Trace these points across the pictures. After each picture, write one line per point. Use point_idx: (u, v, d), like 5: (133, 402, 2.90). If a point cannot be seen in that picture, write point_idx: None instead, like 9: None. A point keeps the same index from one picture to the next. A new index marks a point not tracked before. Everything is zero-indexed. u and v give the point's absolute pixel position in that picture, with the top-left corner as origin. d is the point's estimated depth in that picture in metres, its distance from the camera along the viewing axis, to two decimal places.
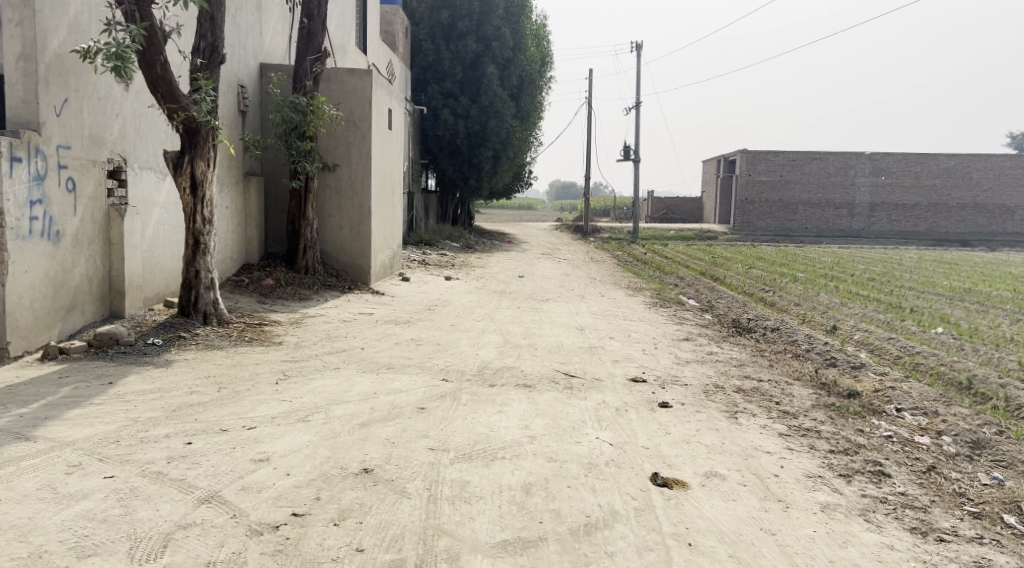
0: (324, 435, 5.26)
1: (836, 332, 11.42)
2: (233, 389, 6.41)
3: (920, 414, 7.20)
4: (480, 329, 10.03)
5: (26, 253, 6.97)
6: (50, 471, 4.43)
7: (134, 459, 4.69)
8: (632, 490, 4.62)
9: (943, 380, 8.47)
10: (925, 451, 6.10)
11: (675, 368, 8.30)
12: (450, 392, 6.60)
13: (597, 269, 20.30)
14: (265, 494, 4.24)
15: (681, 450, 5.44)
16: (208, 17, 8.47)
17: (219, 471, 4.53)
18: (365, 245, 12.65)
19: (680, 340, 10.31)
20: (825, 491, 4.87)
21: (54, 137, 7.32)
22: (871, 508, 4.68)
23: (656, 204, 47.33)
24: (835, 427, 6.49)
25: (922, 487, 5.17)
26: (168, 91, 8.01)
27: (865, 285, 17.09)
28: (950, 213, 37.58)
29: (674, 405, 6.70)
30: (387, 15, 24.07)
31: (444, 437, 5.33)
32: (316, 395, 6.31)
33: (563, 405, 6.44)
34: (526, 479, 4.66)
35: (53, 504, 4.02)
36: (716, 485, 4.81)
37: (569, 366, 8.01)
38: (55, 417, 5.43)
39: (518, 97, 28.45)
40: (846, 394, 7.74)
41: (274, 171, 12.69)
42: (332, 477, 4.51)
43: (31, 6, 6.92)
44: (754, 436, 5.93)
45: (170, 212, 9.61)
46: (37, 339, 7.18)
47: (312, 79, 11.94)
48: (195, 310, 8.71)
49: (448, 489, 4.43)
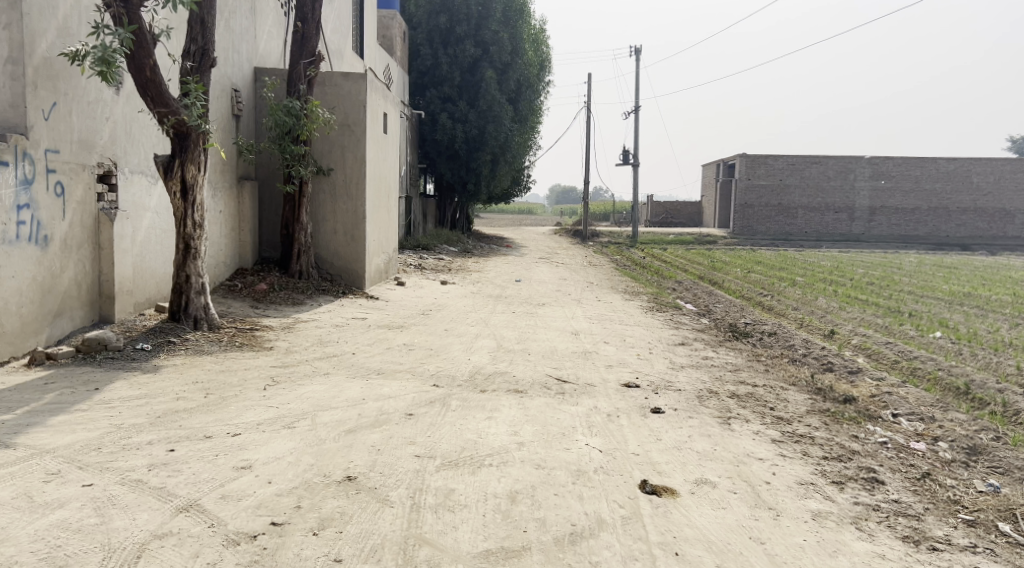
0: (309, 442, 5.19)
1: (834, 336, 11.35)
2: (220, 395, 6.33)
3: (916, 420, 7.12)
4: (473, 333, 9.95)
5: (12, 257, 6.90)
6: (27, 480, 4.36)
7: (114, 467, 4.61)
8: (620, 499, 4.54)
9: (941, 386, 8.39)
10: (921, 458, 6.02)
11: (670, 373, 8.22)
12: (439, 398, 6.53)
13: (595, 273, 20.25)
14: (245, 503, 4.16)
15: (671, 457, 5.36)
16: (198, 19, 8.41)
17: (200, 479, 4.45)
18: (360, 250, 12.58)
19: (676, 344, 10.22)
20: (816, 499, 4.79)
21: (43, 140, 7.27)
22: (863, 517, 4.59)
23: (656, 208, 47.23)
24: (830, 433, 6.42)
25: (916, 495, 5.09)
26: (157, 94, 7.96)
27: (864, 289, 17.03)
28: (950, 217, 37.53)
29: (666, 411, 6.61)
30: (384, 20, 24.04)
31: (431, 443, 5.26)
32: (303, 401, 6.23)
33: (553, 411, 6.36)
34: (512, 487, 4.58)
35: (27, 514, 3.94)
36: (705, 493, 4.73)
37: (562, 371, 7.93)
38: (37, 424, 5.35)
39: (516, 101, 28.41)
40: (842, 399, 7.66)
41: (268, 175, 12.64)
42: (314, 485, 4.44)
43: (18, 8, 6.87)
44: (747, 442, 5.85)
45: (161, 216, 9.55)
46: (24, 345, 7.12)
47: (306, 83, 11.88)
48: (186, 315, 8.63)
49: (432, 498, 4.36)
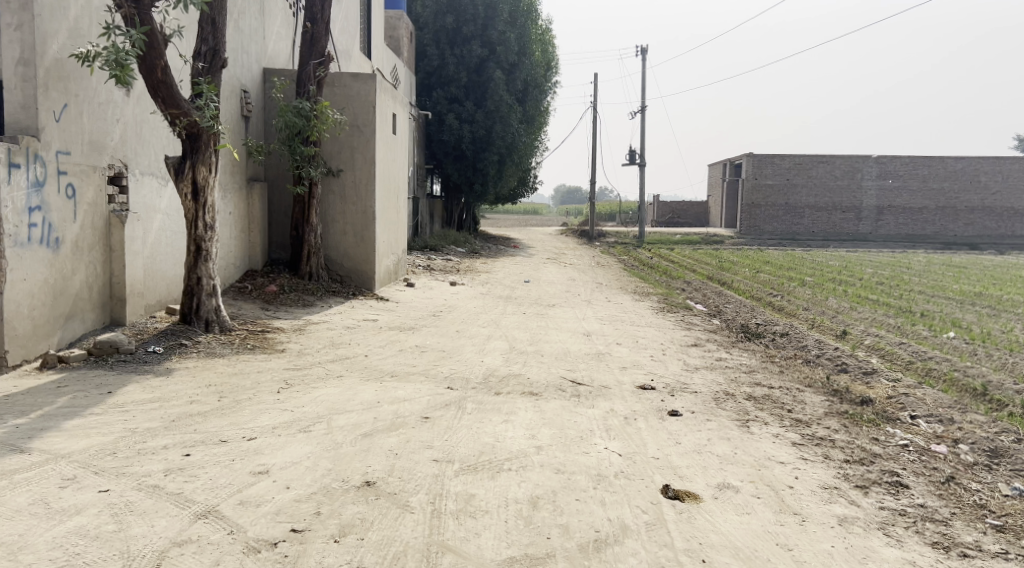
0: (326, 446, 5.13)
1: (846, 337, 11.24)
2: (233, 399, 6.28)
3: (935, 421, 7.03)
4: (485, 335, 9.88)
5: (24, 260, 6.87)
6: (43, 485, 4.31)
7: (130, 472, 4.56)
8: (643, 504, 4.47)
9: (958, 386, 8.29)
10: (943, 461, 5.93)
11: (684, 375, 8.14)
12: (454, 401, 6.46)
13: (604, 274, 20.16)
14: (264, 509, 4.11)
15: (692, 461, 5.28)
16: (210, 21, 8.37)
17: (217, 485, 4.39)
18: (369, 251, 12.53)
19: (689, 346, 10.13)
20: (841, 504, 4.71)
21: (54, 142, 7.23)
22: (890, 522, 4.52)
23: (662, 208, 47.00)
24: (850, 436, 6.34)
25: (941, 499, 5.01)
26: (169, 95, 7.92)
27: (873, 289, 16.90)
28: (958, 216, 37.33)
29: (684, 413, 6.54)
30: (391, 20, 24.00)
31: (448, 448, 5.20)
32: (318, 404, 6.17)
33: (569, 414, 6.29)
34: (533, 492, 4.52)
35: (44, 521, 3.89)
36: (729, 497, 4.66)
37: (576, 373, 7.86)
38: (51, 429, 5.31)
39: (522, 101, 28.33)
40: (859, 401, 7.58)
41: (277, 177, 12.60)
42: (333, 490, 4.38)
43: (29, 10, 6.84)
44: (767, 446, 5.78)
45: (171, 218, 9.52)
46: (36, 348, 7.08)
47: (316, 84, 11.82)
48: (197, 317, 8.59)
49: (453, 503, 4.30)
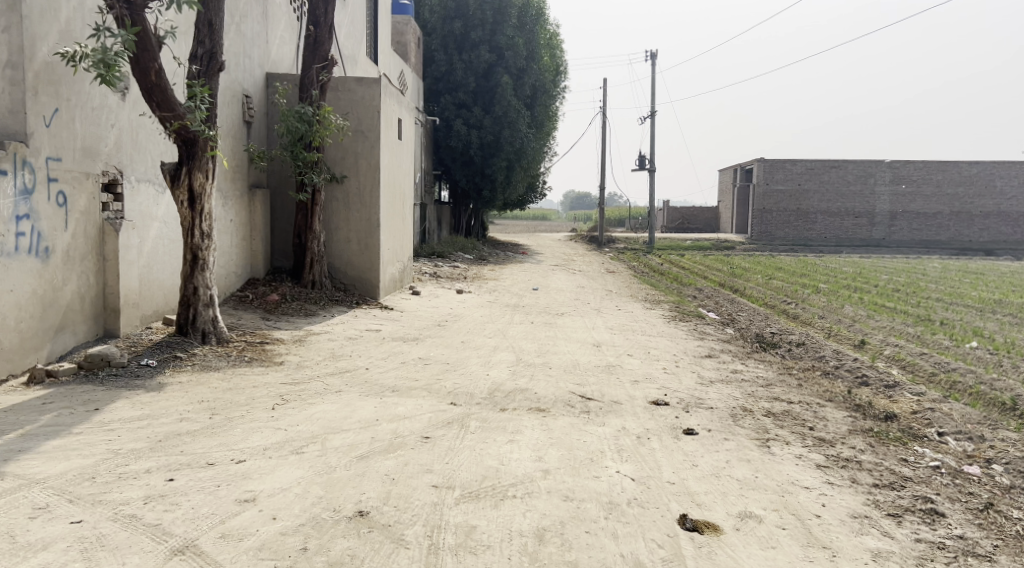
0: (318, 470, 4.81)
1: (864, 347, 10.84)
2: (225, 416, 5.96)
3: (965, 439, 6.63)
4: (491, 346, 9.54)
5: (11, 271, 6.58)
6: (11, 516, 4.00)
7: (107, 500, 4.24)
8: (658, 537, 4.13)
9: (985, 401, 7.88)
10: (977, 485, 5.54)
11: (699, 389, 7.76)
12: (456, 419, 6.12)
13: (614, 280, 19.82)
14: (246, 544, 3.80)
15: (710, 486, 4.93)
16: (206, 22, 8.10)
17: (198, 515, 4.07)
18: (374, 258, 12.21)
19: (703, 357, 9.76)
20: (874, 536, 4.36)
21: (43, 148, 6.96)
22: (929, 557, 4.17)
23: (671, 213, 46.75)
24: (876, 456, 5.95)
25: (981, 529, 4.64)
26: (163, 99, 7.65)
27: (890, 296, 16.51)
28: (973, 221, 36.80)
29: (699, 432, 6.17)
30: (399, 25, 23.78)
31: (449, 472, 4.86)
32: (313, 423, 5.85)
33: (579, 433, 5.95)
34: (539, 523, 4.18)
35: (6, 558, 3.59)
36: (751, 529, 4.31)
37: (585, 388, 7.49)
38: (29, 450, 5.00)
39: (531, 106, 27.92)
40: (883, 417, 7.20)
41: (280, 184, 12.33)
42: (323, 522, 4.05)
43: (17, 11, 6.56)
44: (790, 468, 5.41)
45: (169, 226, 9.25)
46: (23, 362, 6.79)
47: (319, 88, 11.56)
48: (193, 329, 8.27)
49: (452, 537, 3.97)
